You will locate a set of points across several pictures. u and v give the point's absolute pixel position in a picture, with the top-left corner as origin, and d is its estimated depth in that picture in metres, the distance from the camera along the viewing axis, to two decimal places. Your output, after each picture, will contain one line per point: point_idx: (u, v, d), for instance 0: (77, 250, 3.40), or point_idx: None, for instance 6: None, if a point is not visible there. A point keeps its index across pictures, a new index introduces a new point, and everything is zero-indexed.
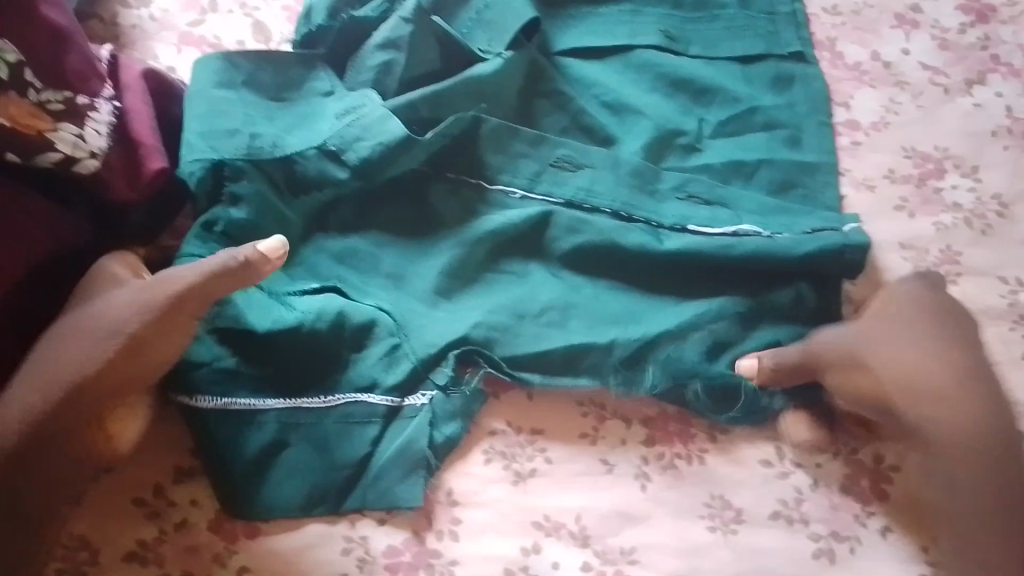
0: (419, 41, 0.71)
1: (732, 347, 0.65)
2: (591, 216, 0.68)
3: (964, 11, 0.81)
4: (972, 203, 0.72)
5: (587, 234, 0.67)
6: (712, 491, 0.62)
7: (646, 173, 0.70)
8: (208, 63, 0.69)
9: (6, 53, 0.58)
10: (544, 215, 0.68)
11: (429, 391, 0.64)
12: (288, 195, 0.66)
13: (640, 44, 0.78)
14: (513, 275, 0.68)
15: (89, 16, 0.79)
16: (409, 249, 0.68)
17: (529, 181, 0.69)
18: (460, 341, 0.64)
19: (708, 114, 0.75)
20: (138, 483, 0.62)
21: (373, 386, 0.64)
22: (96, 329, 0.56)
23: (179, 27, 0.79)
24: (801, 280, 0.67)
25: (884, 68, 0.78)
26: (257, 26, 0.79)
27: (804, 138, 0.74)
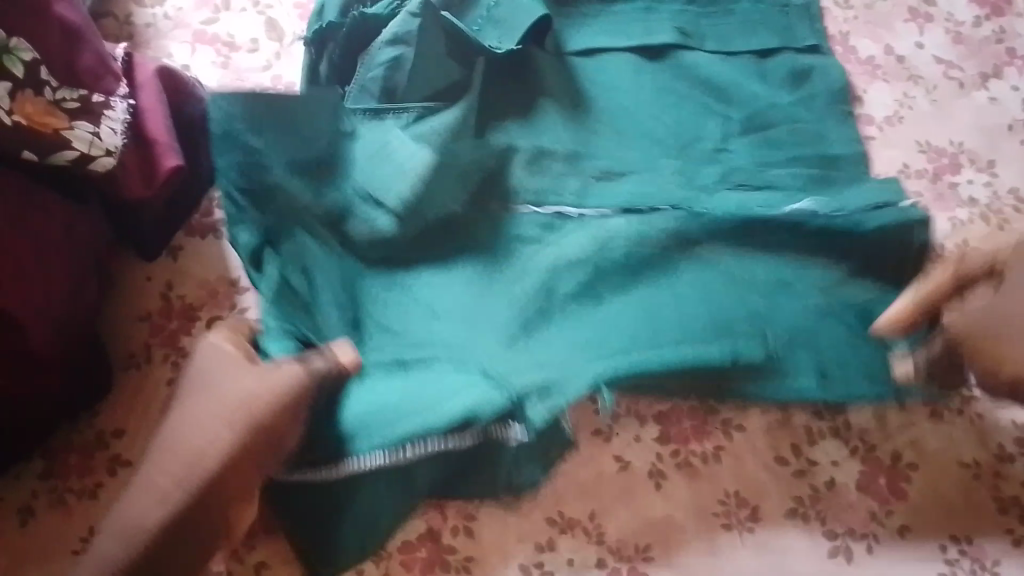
0: (429, 35, 0.69)
1: (820, 375, 0.63)
2: (657, 232, 0.64)
3: (978, 5, 0.81)
4: (988, 197, 0.72)
5: (632, 242, 0.64)
6: (727, 488, 0.62)
7: (680, 171, 0.69)
8: (217, 102, 0.64)
9: (22, 52, 0.58)
10: (604, 238, 0.64)
11: (519, 433, 0.57)
12: (342, 241, 0.65)
13: (657, 43, 0.75)
14: (584, 302, 0.63)
15: (102, 15, 0.80)
16: (483, 286, 0.64)
17: (577, 198, 0.67)
18: (548, 389, 0.58)
19: (731, 111, 0.73)
20: None
21: (468, 433, 0.57)
22: (227, 415, 0.52)
23: (192, 25, 0.79)
24: (851, 262, 0.65)
25: (898, 63, 0.78)
26: (269, 23, 0.80)
27: (829, 133, 0.72)
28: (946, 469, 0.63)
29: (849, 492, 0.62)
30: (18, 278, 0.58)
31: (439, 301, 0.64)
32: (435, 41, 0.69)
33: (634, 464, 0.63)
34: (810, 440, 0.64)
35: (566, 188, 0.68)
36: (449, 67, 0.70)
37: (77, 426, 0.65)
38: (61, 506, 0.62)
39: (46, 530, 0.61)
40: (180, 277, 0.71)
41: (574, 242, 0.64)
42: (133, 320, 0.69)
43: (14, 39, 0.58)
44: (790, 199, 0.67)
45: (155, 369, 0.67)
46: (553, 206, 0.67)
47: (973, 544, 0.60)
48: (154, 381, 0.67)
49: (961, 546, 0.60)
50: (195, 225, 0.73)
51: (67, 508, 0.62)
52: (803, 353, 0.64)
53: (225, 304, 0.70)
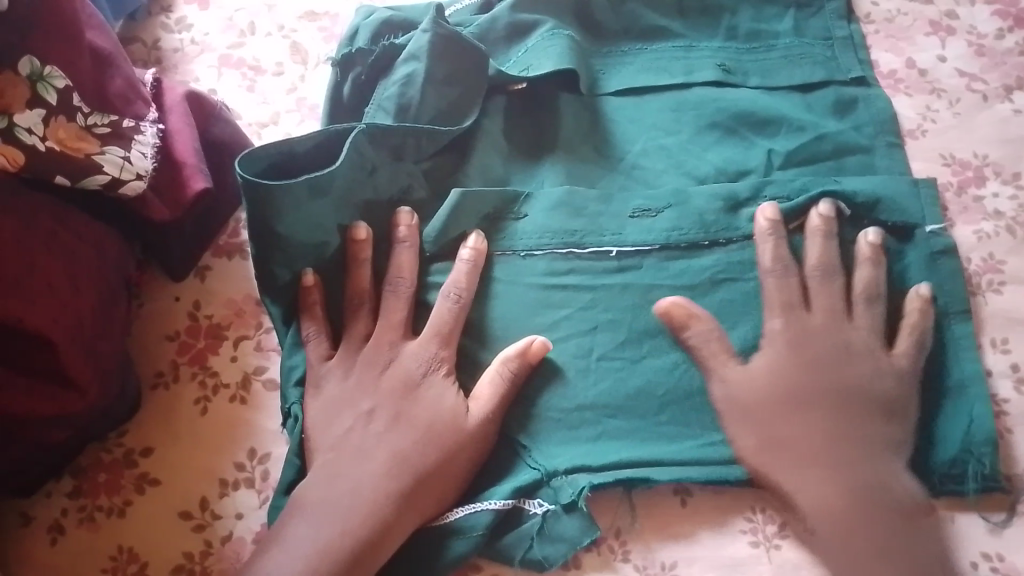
0: (442, 51, 0.70)
1: None
2: (691, 262, 0.67)
3: (1000, 17, 0.80)
4: (1014, 210, 0.71)
5: (670, 288, 0.66)
6: (753, 504, 0.62)
7: (724, 195, 0.68)
8: (253, 158, 0.62)
9: (55, 79, 0.60)
10: (642, 289, 0.66)
11: (546, 503, 0.61)
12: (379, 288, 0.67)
13: (696, 81, 0.76)
14: (622, 360, 0.64)
15: (132, 41, 0.82)
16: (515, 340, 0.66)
17: (617, 237, 0.67)
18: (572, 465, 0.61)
19: (776, 144, 0.73)
20: (184, 496, 0.64)
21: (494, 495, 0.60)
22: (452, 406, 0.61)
23: (218, 50, 0.81)
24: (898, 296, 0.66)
25: (919, 76, 0.78)
26: (294, 47, 0.81)
27: (875, 163, 0.72)
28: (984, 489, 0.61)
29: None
30: (53, 296, 0.60)
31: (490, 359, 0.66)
32: (449, 57, 0.71)
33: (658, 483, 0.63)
34: None
35: (605, 227, 0.68)
36: (466, 89, 0.72)
37: (105, 444, 0.66)
38: (90, 523, 0.63)
39: (75, 547, 0.62)
40: (208, 296, 0.71)
41: (611, 300, 0.66)
42: (162, 339, 0.70)
43: (48, 66, 0.59)
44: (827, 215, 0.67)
45: (186, 391, 0.68)
46: (592, 247, 0.67)
47: (1007, 562, 0.59)
48: (182, 400, 0.67)
49: (993, 563, 0.59)
50: (221, 245, 0.74)
51: (95, 524, 0.63)
52: None
53: (251, 322, 0.70)
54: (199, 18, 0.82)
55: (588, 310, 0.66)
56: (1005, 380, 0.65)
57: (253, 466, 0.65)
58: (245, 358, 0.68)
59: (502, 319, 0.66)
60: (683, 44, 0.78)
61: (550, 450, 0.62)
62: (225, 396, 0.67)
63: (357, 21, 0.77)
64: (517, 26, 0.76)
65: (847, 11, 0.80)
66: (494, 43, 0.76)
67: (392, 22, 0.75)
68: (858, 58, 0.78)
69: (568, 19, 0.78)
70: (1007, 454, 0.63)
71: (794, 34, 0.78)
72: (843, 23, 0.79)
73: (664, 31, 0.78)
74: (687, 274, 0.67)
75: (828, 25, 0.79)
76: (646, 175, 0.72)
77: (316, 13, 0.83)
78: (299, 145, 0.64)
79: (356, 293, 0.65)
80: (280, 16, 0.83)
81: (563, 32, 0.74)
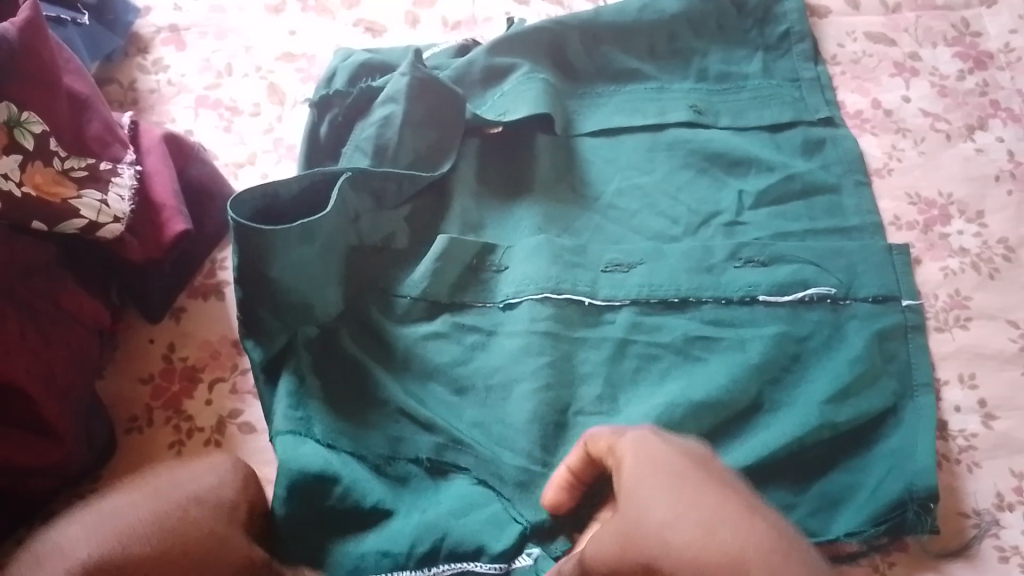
0: (419, 93, 0.72)
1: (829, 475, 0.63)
2: (665, 319, 0.68)
3: (961, 58, 0.83)
4: (978, 247, 0.73)
5: (646, 343, 0.67)
6: None
7: (697, 253, 0.69)
8: (241, 202, 0.62)
9: (32, 125, 0.60)
10: (617, 342, 0.67)
11: (533, 548, 0.59)
12: (357, 336, 0.67)
13: (668, 122, 0.77)
14: (600, 415, 0.64)
15: (107, 82, 0.82)
16: (491, 394, 0.65)
17: (591, 287, 0.68)
18: None
19: (746, 185, 0.74)
20: None
21: (478, 554, 0.59)
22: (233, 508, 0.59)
23: (195, 91, 0.81)
24: (870, 339, 0.66)
25: (885, 116, 0.80)
26: (271, 88, 0.82)
27: (844, 202, 0.74)
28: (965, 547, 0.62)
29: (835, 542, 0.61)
30: (24, 347, 0.59)
31: (469, 412, 0.65)
32: (426, 101, 0.72)
33: None
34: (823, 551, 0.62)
35: (579, 280, 0.68)
36: (443, 130, 0.72)
37: (78, 490, 0.65)
38: None
39: None
40: (183, 339, 0.71)
41: (588, 351, 0.67)
42: (136, 382, 0.69)
43: (26, 113, 0.60)
44: (798, 276, 0.68)
45: (161, 433, 0.67)
46: (567, 295, 0.67)
47: None
48: (156, 445, 0.67)
49: None
50: (198, 286, 0.73)
51: None
52: (826, 452, 0.63)
53: (227, 365, 0.70)
54: (175, 59, 0.83)
55: (565, 362, 0.66)
56: (972, 415, 0.66)
57: None
58: (220, 402, 0.68)
59: (482, 368, 0.66)
60: (655, 86, 0.79)
61: (526, 496, 0.61)
62: (201, 439, 0.67)
63: (335, 64, 0.77)
64: (493, 69, 0.77)
65: (814, 53, 0.82)
66: (471, 85, 0.77)
67: (372, 65, 0.76)
68: (825, 98, 0.79)
69: (543, 62, 0.79)
70: (975, 488, 0.64)
71: (762, 76, 0.80)
72: (810, 65, 0.81)
73: (635, 74, 0.80)
74: (661, 330, 0.67)
75: (796, 67, 0.81)
76: (621, 215, 0.73)
77: (293, 54, 0.84)
78: (283, 187, 0.64)
79: (327, 347, 0.66)
80: (257, 57, 0.83)
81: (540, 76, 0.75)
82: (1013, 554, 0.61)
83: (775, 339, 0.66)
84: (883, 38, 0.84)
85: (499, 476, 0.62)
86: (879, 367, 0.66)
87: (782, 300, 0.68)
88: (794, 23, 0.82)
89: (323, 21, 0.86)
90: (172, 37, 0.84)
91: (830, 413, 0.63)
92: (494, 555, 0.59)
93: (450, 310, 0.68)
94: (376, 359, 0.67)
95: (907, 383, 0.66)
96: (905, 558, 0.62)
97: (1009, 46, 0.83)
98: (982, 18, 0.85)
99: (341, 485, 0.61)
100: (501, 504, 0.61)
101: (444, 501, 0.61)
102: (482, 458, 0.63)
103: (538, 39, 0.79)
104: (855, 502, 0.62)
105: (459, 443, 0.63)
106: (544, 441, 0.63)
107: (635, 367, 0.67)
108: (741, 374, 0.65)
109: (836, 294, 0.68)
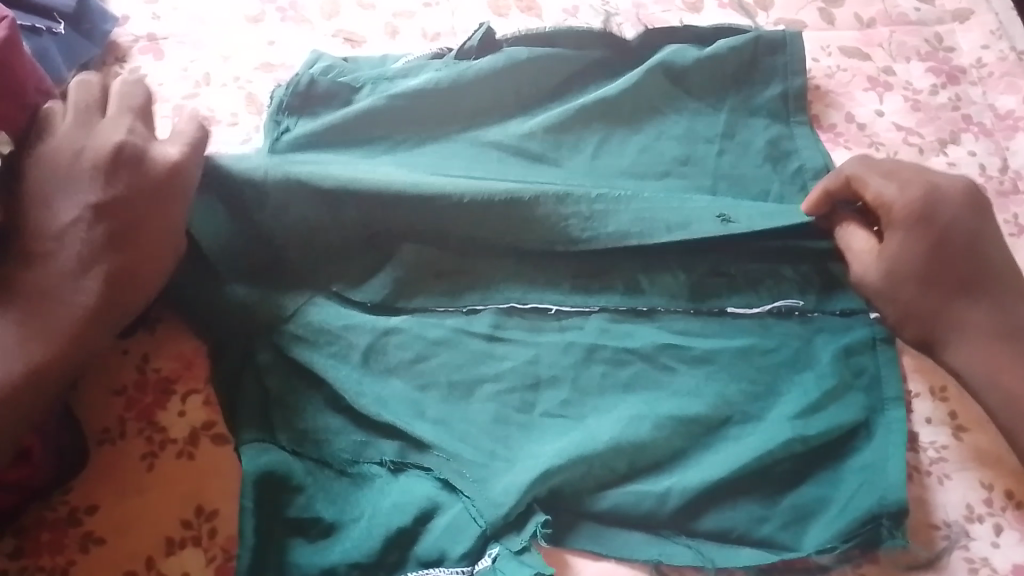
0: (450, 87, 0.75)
1: (791, 488, 0.63)
2: (634, 326, 0.69)
3: (934, 73, 0.84)
4: None
5: (614, 347, 0.68)
6: (697, 522, 0.62)
7: (670, 267, 0.70)
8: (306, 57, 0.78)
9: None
10: (586, 347, 0.67)
11: (494, 550, 0.60)
12: (322, 340, 0.67)
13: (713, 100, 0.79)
14: (564, 420, 0.65)
15: None
16: (455, 400, 0.66)
17: (560, 296, 0.69)
18: (522, 510, 0.61)
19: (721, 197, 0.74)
20: (131, 553, 0.62)
21: (440, 561, 0.60)
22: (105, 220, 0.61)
23: (172, 100, 0.81)
24: (833, 354, 0.68)
25: (858, 130, 0.81)
26: (248, 98, 0.81)
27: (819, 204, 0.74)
28: (937, 559, 0.62)
29: (805, 557, 0.62)
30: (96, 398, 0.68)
31: (434, 412, 0.65)
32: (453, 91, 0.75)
33: (616, 506, 0.62)
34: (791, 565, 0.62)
35: (550, 287, 0.69)
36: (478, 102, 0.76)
37: (49, 502, 0.63)
38: None
39: None
40: (157, 348, 0.70)
41: (554, 356, 0.67)
42: (108, 394, 0.68)
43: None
44: (767, 290, 0.70)
45: (129, 442, 0.66)
46: (534, 305, 0.69)
47: None
48: (126, 457, 0.65)
49: None
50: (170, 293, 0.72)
51: None
52: (792, 465, 0.64)
53: (200, 376, 0.69)
54: (153, 68, 0.83)
55: (532, 365, 0.67)
56: (943, 427, 0.67)
57: (199, 522, 0.63)
58: (193, 413, 0.67)
59: (448, 370, 0.67)
60: (628, 109, 0.77)
61: (490, 496, 0.62)
62: (172, 451, 0.65)
63: (303, 70, 0.75)
64: (450, 99, 0.75)
65: (789, 93, 0.80)
66: (429, 129, 0.74)
67: (316, 82, 0.75)
68: (799, 144, 0.78)
69: (511, 100, 0.77)
70: (943, 500, 0.64)
71: (744, 125, 0.78)
72: (765, 122, 0.79)
73: (594, 107, 0.77)
74: (630, 337, 0.68)
75: (761, 110, 0.79)
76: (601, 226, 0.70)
77: (271, 64, 0.84)
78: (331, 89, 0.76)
79: (291, 359, 0.67)
80: (235, 67, 0.83)
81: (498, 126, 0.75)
82: (982, 565, 0.62)
83: (744, 351, 0.68)
84: (857, 52, 0.85)
85: (461, 474, 0.63)
86: (846, 382, 0.67)
87: (758, 310, 0.69)
88: (788, 63, 0.80)
89: (302, 31, 0.86)
90: (151, 46, 0.84)
91: (801, 426, 0.64)
92: (456, 558, 0.60)
93: (414, 316, 0.69)
94: (337, 359, 0.67)
95: (876, 396, 0.67)
96: (875, 570, 0.62)
97: (981, 61, 0.84)
98: (954, 34, 0.86)
99: (306, 495, 0.62)
100: (463, 504, 0.62)
101: (408, 500, 0.62)
102: (448, 460, 0.63)
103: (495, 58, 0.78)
104: (824, 517, 0.62)
105: (425, 445, 0.64)
106: (510, 445, 0.64)
107: (603, 373, 0.67)
108: (706, 392, 0.66)
109: (803, 307, 0.70)
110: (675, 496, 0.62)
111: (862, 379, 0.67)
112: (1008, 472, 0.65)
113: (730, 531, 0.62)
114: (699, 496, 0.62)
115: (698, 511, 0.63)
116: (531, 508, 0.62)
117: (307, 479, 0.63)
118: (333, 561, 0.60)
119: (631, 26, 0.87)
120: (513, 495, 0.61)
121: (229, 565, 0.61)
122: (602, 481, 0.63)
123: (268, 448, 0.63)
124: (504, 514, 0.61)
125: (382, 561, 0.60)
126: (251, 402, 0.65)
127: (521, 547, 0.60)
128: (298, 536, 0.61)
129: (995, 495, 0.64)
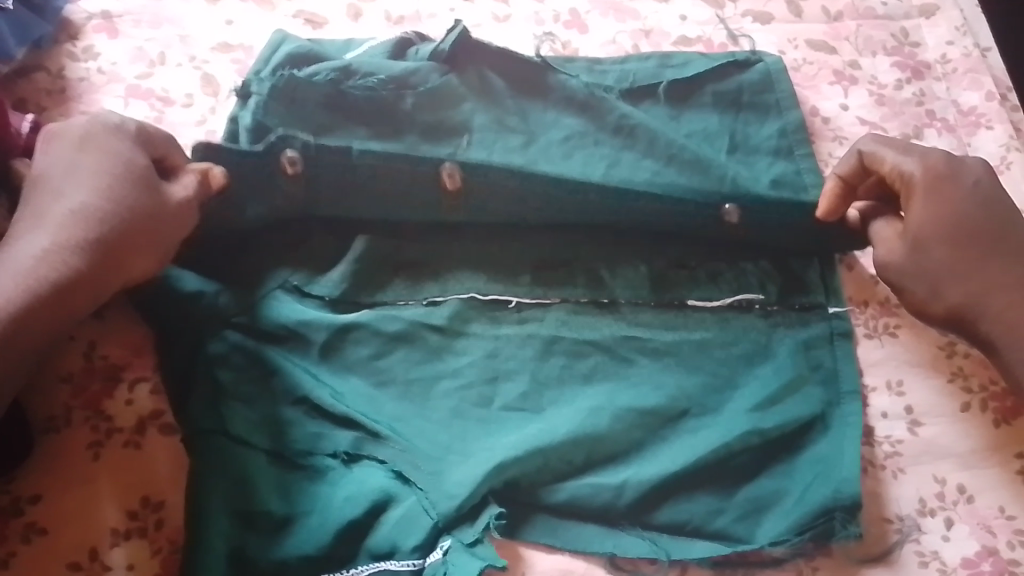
0: (439, 100, 0.74)
1: (745, 482, 0.63)
2: (595, 321, 0.68)
3: (899, 68, 0.84)
4: None
5: (573, 339, 0.67)
6: (651, 515, 0.62)
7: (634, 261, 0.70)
8: (272, 41, 0.77)
9: None
10: (545, 340, 0.67)
11: (446, 542, 0.60)
12: (279, 334, 0.66)
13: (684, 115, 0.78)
14: (522, 412, 0.65)
15: (35, 69, 0.79)
16: (410, 391, 0.65)
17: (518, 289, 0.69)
18: (477, 502, 0.61)
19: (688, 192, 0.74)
20: (74, 545, 0.60)
21: (392, 553, 0.59)
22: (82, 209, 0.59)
23: (127, 80, 0.79)
24: (792, 348, 0.68)
25: (823, 123, 0.80)
26: (205, 79, 0.79)
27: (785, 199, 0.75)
28: (887, 551, 0.62)
29: (759, 550, 0.61)
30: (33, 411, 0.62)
31: (388, 406, 0.65)
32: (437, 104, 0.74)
33: (571, 498, 0.62)
34: (745, 558, 0.62)
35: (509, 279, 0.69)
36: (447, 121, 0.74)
37: None
38: None
39: None
40: (106, 336, 0.68)
41: (512, 348, 0.67)
42: (54, 380, 0.66)
43: None
44: (728, 285, 0.70)
45: (76, 431, 0.64)
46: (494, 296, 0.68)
47: None
48: (72, 445, 0.64)
49: None
50: None
51: None
52: (747, 459, 0.63)
53: (150, 364, 0.67)
54: (107, 47, 0.80)
55: (490, 359, 0.66)
56: (899, 422, 0.67)
57: (146, 513, 0.62)
58: (141, 401, 0.66)
59: (403, 363, 0.66)
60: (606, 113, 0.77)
61: (443, 489, 0.61)
62: (120, 440, 0.64)
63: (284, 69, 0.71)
64: (438, 121, 0.74)
65: (787, 130, 0.78)
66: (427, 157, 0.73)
67: (297, 82, 0.71)
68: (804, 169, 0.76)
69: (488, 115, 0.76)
70: (896, 495, 0.64)
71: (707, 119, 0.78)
72: (768, 161, 0.77)
73: (584, 131, 0.76)
74: (589, 330, 0.68)
75: (761, 148, 0.77)
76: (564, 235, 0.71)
77: (229, 44, 0.82)
78: (309, 93, 0.72)
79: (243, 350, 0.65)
80: (192, 47, 0.81)
81: (499, 148, 0.75)
82: (932, 559, 0.62)
83: (700, 345, 0.68)
84: (824, 45, 0.85)
85: (415, 466, 0.62)
86: (804, 376, 0.67)
87: (718, 302, 0.69)
88: (779, 101, 0.79)
89: (263, 12, 0.84)
90: (106, 24, 0.82)
91: (758, 420, 0.64)
92: (408, 550, 0.59)
93: (372, 308, 0.68)
94: (293, 355, 0.66)
95: (834, 389, 0.67)
96: (828, 563, 0.62)
97: (946, 57, 0.85)
98: (920, 29, 0.86)
99: (256, 486, 0.61)
100: (416, 496, 0.61)
101: (360, 492, 0.61)
102: (403, 452, 0.62)
103: (469, 62, 0.77)
104: (779, 510, 0.62)
105: (378, 436, 0.63)
106: (464, 437, 0.64)
107: (561, 366, 0.66)
108: (666, 386, 0.66)
109: (763, 301, 0.69)
110: (632, 490, 0.62)
111: (820, 372, 0.67)
112: (960, 466, 0.66)
113: (686, 524, 0.62)
114: (653, 490, 0.62)
115: (653, 504, 0.62)
116: (485, 501, 0.61)
117: (257, 470, 0.62)
118: (283, 553, 0.59)
119: (599, 14, 0.86)
120: (467, 488, 0.60)
121: (176, 557, 0.60)
122: (558, 473, 0.62)
123: (219, 440, 0.62)
124: (457, 507, 0.60)
125: (333, 554, 0.59)
126: (202, 394, 0.63)
127: (473, 539, 0.60)
128: (247, 528, 0.60)
129: (947, 489, 0.65)
